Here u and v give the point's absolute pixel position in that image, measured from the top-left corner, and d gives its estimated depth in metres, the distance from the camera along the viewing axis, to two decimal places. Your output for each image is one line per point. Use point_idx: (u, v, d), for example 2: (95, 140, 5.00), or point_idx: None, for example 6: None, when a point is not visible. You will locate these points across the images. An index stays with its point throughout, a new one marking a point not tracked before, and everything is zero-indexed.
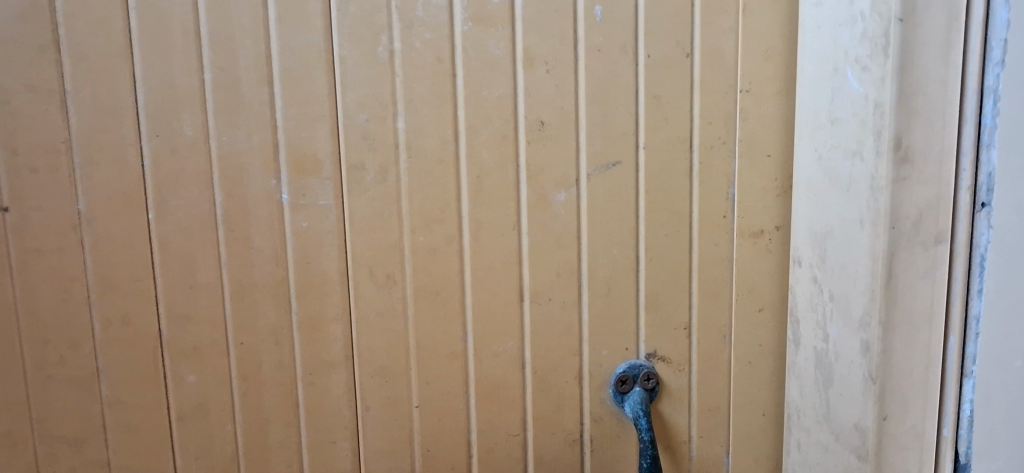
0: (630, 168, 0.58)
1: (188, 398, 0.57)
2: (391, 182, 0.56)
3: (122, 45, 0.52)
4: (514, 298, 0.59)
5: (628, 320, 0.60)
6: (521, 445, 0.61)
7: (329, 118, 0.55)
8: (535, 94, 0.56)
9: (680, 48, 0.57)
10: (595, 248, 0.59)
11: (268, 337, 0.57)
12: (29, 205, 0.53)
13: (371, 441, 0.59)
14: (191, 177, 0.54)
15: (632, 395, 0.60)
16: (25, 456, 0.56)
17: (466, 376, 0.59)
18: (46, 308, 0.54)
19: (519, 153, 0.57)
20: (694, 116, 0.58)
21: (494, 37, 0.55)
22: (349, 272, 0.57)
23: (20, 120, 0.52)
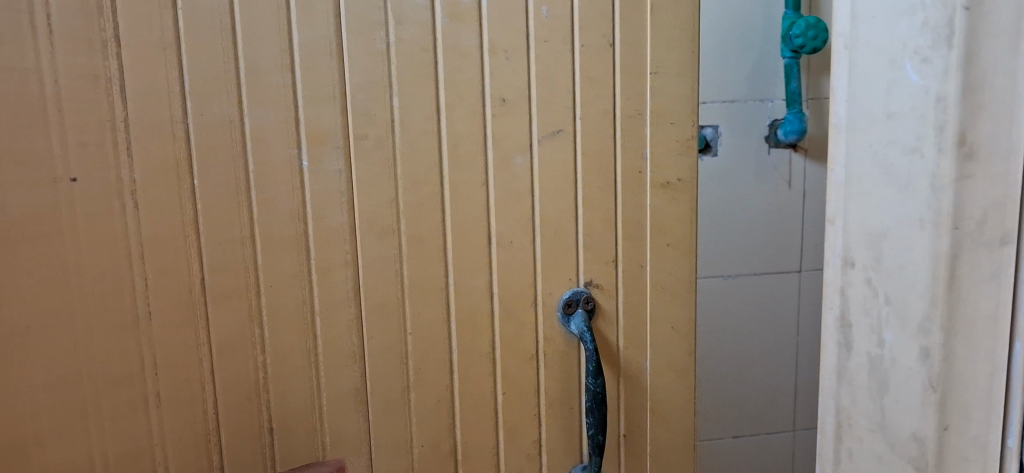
0: (569, 137, 0.64)
1: (220, 335, 0.60)
2: (386, 148, 0.61)
3: (171, 27, 0.56)
4: (483, 259, 0.64)
5: (570, 258, 0.65)
6: (491, 396, 0.66)
7: (340, 98, 0.59)
8: (494, 73, 0.62)
9: (605, 39, 0.63)
10: (546, 204, 0.64)
11: (293, 279, 0.61)
12: (94, 175, 0.55)
13: (380, 386, 0.64)
14: (224, 153, 0.58)
15: (576, 316, 0.65)
16: (73, 404, 0.57)
17: (448, 330, 0.65)
18: (88, 260, 0.56)
19: (486, 125, 0.62)
20: (647, 95, 0.64)
21: (467, 33, 0.61)
22: (359, 235, 0.61)
23: (74, 99, 0.54)
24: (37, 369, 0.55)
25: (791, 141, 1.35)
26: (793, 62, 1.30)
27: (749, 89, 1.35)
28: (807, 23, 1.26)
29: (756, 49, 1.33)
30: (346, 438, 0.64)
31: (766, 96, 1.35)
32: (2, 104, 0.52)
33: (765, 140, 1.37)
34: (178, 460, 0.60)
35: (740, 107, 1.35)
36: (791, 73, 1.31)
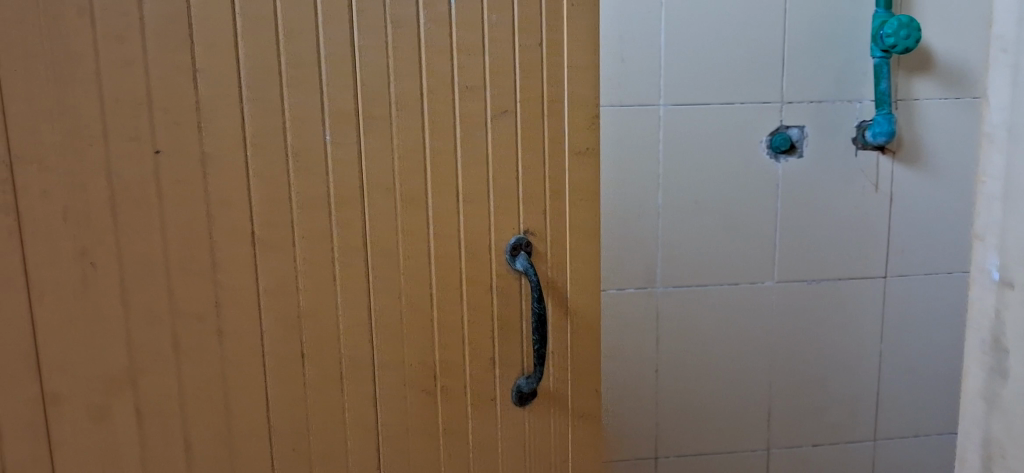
0: (513, 114, 0.68)
1: (268, 279, 0.67)
2: (385, 130, 0.67)
3: (230, 36, 0.63)
4: (453, 219, 0.69)
5: (512, 226, 0.70)
6: (462, 346, 0.72)
7: (354, 87, 0.66)
8: (462, 62, 0.67)
9: (534, 35, 0.68)
10: (500, 178, 0.69)
11: (320, 232, 0.67)
12: (173, 147, 0.63)
13: (383, 318, 0.70)
14: (273, 130, 0.65)
15: (521, 261, 0.70)
16: (164, 334, 0.67)
17: (431, 286, 0.70)
18: (181, 217, 0.65)
19: (454, 107, 0.67)
20: (544, 79, 0.68)
21: (442, 31, 0.66)
22: (365, 190, 0.67)
23: (166, 88, 0.63)
24: (142, 303, 0.66)
25: (878, 143, 1.45)
26: (882, 61, 1.42)
27: (839, 89, 1.46)
28: (898, 23, 1.37)
29: (845, 53, 1.45)
30: (361, 377, 0.71)
31: (855, 97, 1.47)
32: (115, 104, 0.62)
33: (853, 142, 1.49)
34: (237, 383, 0.69)
35: (826, 108, 1.47)
36: (879, 74, 1.42)
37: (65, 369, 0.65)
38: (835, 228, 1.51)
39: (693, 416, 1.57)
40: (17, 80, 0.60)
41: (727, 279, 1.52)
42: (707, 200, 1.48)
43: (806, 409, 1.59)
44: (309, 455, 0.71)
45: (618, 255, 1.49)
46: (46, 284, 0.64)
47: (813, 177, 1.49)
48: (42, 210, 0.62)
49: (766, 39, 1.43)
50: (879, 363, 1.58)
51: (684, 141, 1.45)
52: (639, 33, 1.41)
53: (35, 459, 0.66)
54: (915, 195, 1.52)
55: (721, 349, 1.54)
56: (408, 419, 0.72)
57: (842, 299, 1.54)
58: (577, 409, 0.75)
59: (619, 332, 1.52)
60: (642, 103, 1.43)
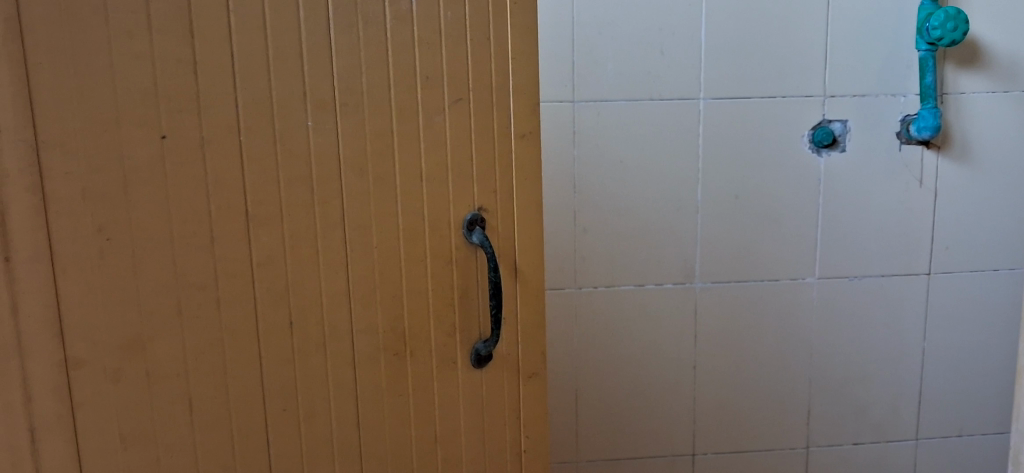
0: (467, 104, 0.79)
1: (260, 252, 0.75)
2: (354, 115, 0.76)
3: (224, 31, 0.71)
4: (416, 195, 0.79)
5: (466, 202, 0.81)
6: (426, 308, 0.82)
7: (329, 78, 0.75)
8: (421, 56, 0.77)
9: (482, 35, 0.79)
10: (457, 160, 0.80)
11: (302, 209, 0.76)
12: (177, 133, 0.71)
13: (358, 285, 0.79)
14: (261, 118, 0.73)
15: (476, 235, 0.81)
16: (170, 301, 0.74)
17: (399, 256, 0.80)
18: (184, 197, 0.72)
19: (415, 96, 0.77)
20: (494, 74, 0.80)
21: (404, 28, 0.76)
22: (341, 171, 0.76)
23: (169, 78, 0.70)
24: (150, 274, 0.73)
25: (923, 137, 1.51)
26: (927, 54, 1.48)
27: (881, 83, 1.54)
28: (946, 15, 1.43)
29: (886, 47, 1.52)
30: (340, 338, 0.80)
31: (898, 91, 1.54)
32: (124, 94, 0.69)
33: (897, 137, 1.56)
34: (235, 348, 0.77)
35: (869, 102, 1.54)
36: (925, 68, 1.49)
37: (87, 337, 0.73)
38: (877, 223, 1.59)
39: (731, 407, 1.66)
40: (44, 71, 0.67)
41: (769, 273, 1.60)
42: (750, 196, 1.55)
43: (846, 400, 1.68)
44: (298, 414, 0.80)
45: (664, 249, 1.57)
46: (67, 257, 0.71)
47: (858, 172, 1.56)
48: (64, 189, 0.69)
49: (810, 35, 1.50)
50: (922, 357, 1.67)
51: (733, 137, 1.53)
52: (683, 30, 1.48)
53: (60, 417, 0.74)
54: (957, 185, 1.59)
55: (762, 341, 1.63)
56: (381, 379, 0.82)
57: (885, 293, 1.63)
58: (525, 369, 0.88)
59: (658, 325, 1.60)
60: (686, 99, 1.51)
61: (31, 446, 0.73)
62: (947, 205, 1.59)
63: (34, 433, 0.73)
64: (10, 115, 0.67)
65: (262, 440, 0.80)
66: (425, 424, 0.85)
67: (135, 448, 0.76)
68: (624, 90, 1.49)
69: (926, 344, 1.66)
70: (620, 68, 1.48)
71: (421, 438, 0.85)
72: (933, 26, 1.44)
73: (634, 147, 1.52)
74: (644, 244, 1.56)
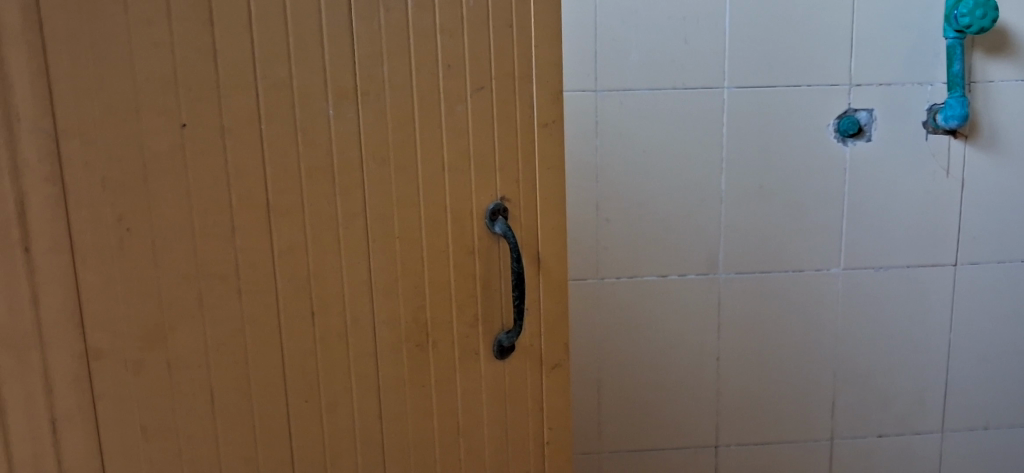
0: (489, 92, 0.78)
1: (281, 241, 0.75)
2: (377, 103, 0.75)
3: (245, 19, 0.70)
4: (439, 185, 0.78)
5: (489, 191, 0.80)
6: (449, 299, 0.81)
7: (351, 65, 0.74)
8: (444, 43, 0.76)
9: (505, 21, 0.77)
10: (479, 149, 0.79)
11: (324, 200, 0.75)
12: (198, 121, 0.70)
13: (381, 276, 0.79)
14: (283, 106, 0.72)
15: (499, 224, 0.80)
16: (191, 292, 0.74)
17: (422, 246, 0.79)
18: (203, 187, 0.72)
19: (438, 84, 0.76)
20: (517, 62, 0.78)
21: (426, 15, 0.75)
22: (363, 160, 0.76)
23: (189, 66, 0.69)
24: (171, 265, 0.73)
25: (951, 126, 1.48)
26: (956, 41, 1.46)
27: (907, 72, 1.51)
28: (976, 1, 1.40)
29: (913, 35, 1.50)
30: (363, 328, 0.79)
31: (925, 79, 1.52)
32: (145, 82, 0.69)
33: (925, 126, 1.53)
34: (255, 339, 0.76)
35: (896, 91, 1.52)
36: (953, 56, 1.46)
37: (107, 327, 0.73)
38: (904, 214, 1.57)
39: (754, 401, 1.64)
40: (64, 59, 0.67)
41: (793, 265, 1.58)
42: (774, 186, 1.53)
43: (872, 394, 1.66)
44: (319, 405, 0.80)
45: (687, 240, 1.55)
46: (87, 247, 0.71)
47: (882, 161, 1.54)
48: (84, 178, 0.69)
49: (836, 22, 1.48)
50: (946, 349, 1.64)
51: (757, 127, 1.51)
52: (707, 19, 1.47)
53: (80, 407, 0.74)
54: (982, 175, 1.56)
55: (786, 334, 1.61)
56: (403, 371, 0.82)
57: (912, 285, 1.60)
58: (549, 361, 0.87)
59: (681, 318, 1.59)
60: (710, 88, 1.49)
61: (53, 437, 0.74)
62: (976, 196, 1.57)
63: (54, 423, 0.74)
64: (30, 105, 0.67)
65: (283, 432, 0.79)
66: (448, 418, 0.84)
67: (157, 439, 0.76)
68: (647, 79, 1.48)
69: (953, 337, 1.64)
70: (645, 56, 1.47)
71: (444, 431, 0.84)
72: (962, 13, 1.42)
73: (657, 136, 1.50)
74: (668, 236, 1.55)
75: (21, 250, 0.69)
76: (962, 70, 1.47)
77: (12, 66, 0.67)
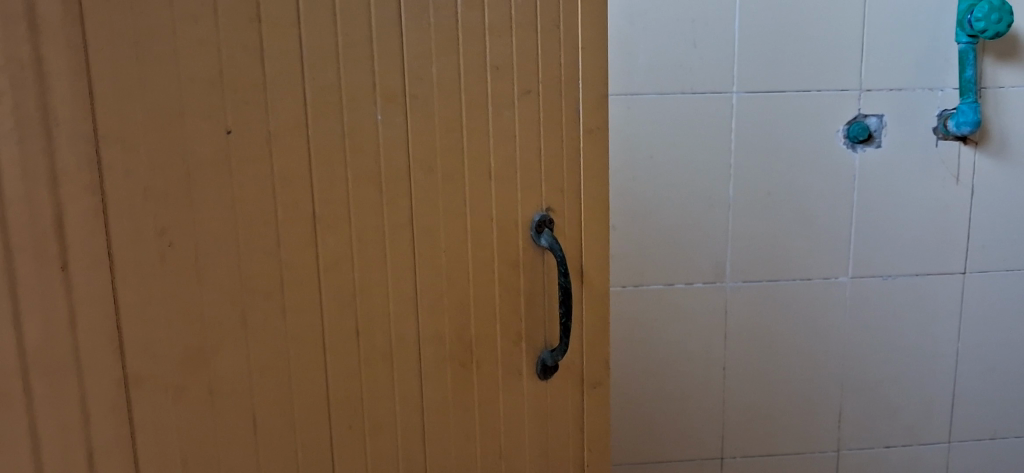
0: (536, 97, 0.76)
1: (326, 254, 0.70)
2: (425, 109, 0.71)
3: (292, 17, 0.65)
4: (486, 195, 0.75)
5: (535, 202, 0.78)
6: (493, 314, 0.78)
7: (400, 68, 0.70)
8: (493, 46, 0.73)
9: (551, 23, 0.75)
10: (525, 158, 0.76)
11: (370, 212, 0.71)
12: (244, 126, 0.65)
13: (425, 292, 0.75)
14: (330, 111, 0.68)
15: (545, 235, 0.78)
16: (233, 313, 0.68)
17: (469, 260, 0.76)
18: (246, 199, 0.66)
19: (486, 89, 0.73)
20: (562, 66, 0.77)
21: (476, 15, 0.71)
22: (411, 171, 0.72)
23: (236, 65, 0.64)
24: (214, 283, 0.66)
25: (962, 133, 1.44)
26: (968, 46, 1.42)
27: (918, 76, 1.47)
28: (989, 6, 1.36)
29: (926, 38, 1.46)
30: (407, 347, 0.75)
31: (935, 84, 1.47)
32: (190, 83, 0.63)
33: (934, 132, 1.49)
34: (298, 363, 0.71)
35: (907, 96, 1.48)
36: (966, 61, 1.43)
37: (145, 352, 0.65)
38: (913, 221, 1.53)
39: (760, 413, 1.60)
40: (105, 54, 0.60)
41: (802, 273, 1.54)
42: (781, 192, 1.49)
43: (879, 406, 1.62)
44: (358, 431, 0.75)
45: (691, 247, 1.51)
46: (127, 263, 0.63)
47: (891, 166, 1.50)
48: (125, 187, 0.62)
49: (846, 26, 1.44)
50: (956, 358, 1.61)
51: (763, 132, 1.46)
52: (717, 19, 1.42)
53: (123, 445, 0.66)
54: (995, 183, 1.52)
55: (792, 343, 1.57)
56: (446, 392, 0.78)
57: (919, 294, 1.57)
58: (590, 379, 0.86)
59: (691, 328, 1.55)
60: (716, 92, 1.45)
61: None
62: (985, 204, 1.53)
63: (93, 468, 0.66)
64: (69, 109, 0.59)
65: (327, 461, 0.74)
66: (491, 441, 0.81)
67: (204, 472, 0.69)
68: (654, 82, 1.43)
69: (962, 346, 1.61)
70: (651, 59, 1.42)
71: (487, 452, 0.81)
72: (975, 19, 1.38)
73: (663, 142, 1.46)
74: (673, 243, 1.51)
75: (60, 268, 0.61)
76: (975, 75, 1.44)
77: (52, 63, 0.58)
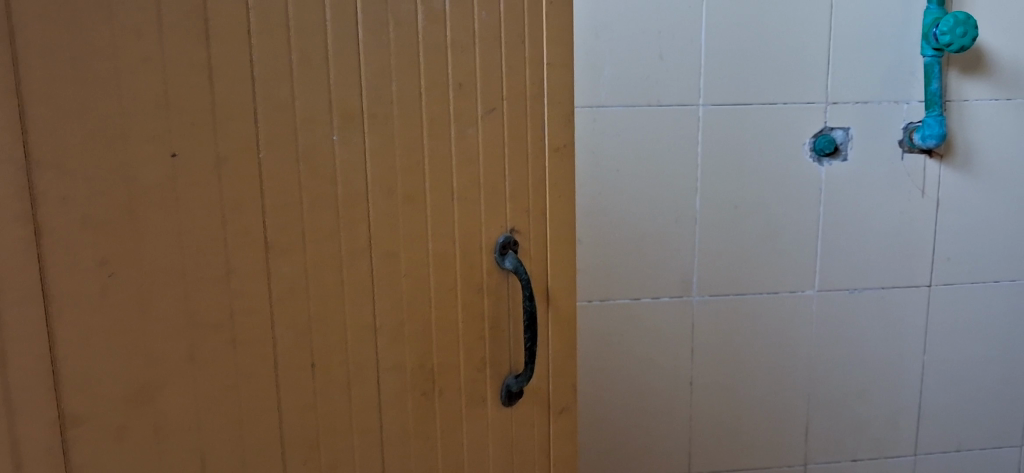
0: (500, 113, 0.73)
1: (281, 282, 0.68)
2: (385, 129, 0.69)
3: (244, 33, 0.63)
4: (450, 218, 0.73)
5: (500, 224, 0.75)
6: (457, 340, 0.76)
7: (358, 86, 0.67)
8: (455, 62, 0.70)
9: (516, 38, 0.73)
10: (489, 178, 0.74)
11: (328, 237, 0.68)
12: (189, 150, 0.62)
13: (385, 320, 0.72)
14: (285, 132, 0.65)
15: (509, 259, 0.75)
16: (181, 345, 0.65)
17: (431, 285, 0.73)
18: (195, 227, 0.63)
19: (449, 107, 0.71)
20: (527, 81, 0.74)
21: (438, 31, 0.69)
22: (370, 194, 0.69)
23: (181, 84, 0.61)
24: (161, 317, 0.64)
25: (927, 146, 1.45)
26: (935, 60, 1.42)
27: (884, 89, 1.47)
28: (955, 20, 1.35)
29: (892, 51, 1.46)
30: (366, 377, 0.73)
31: (903, 97, 1.48)
32: (134, 109, 0.60)
33: (900, 145, 1.49)
34: (251, 394, 0.68)
35: (873, 109, 1.48)
36: (932, 74, 1.43)
37: (87, 392, 0.62)
38: (878, 234, 1.53)
39: (728, 428, 1.59)
40: (41, 78, 0.57)
41: (768, 286, 1.53)
42: (748, 205, 1.48)
43: (847, 419, 1.62)
44: (314, 463, 0.72)
45: (659, 260, 1.49)
46: (66, 298, 0.60)
47: (856, 180, 1.50)
48: (63, 215, 0.59)
49: (813, 39, 1.43)
50: (923, 370, 1.61)
51: (731, 145, 1.45)
52: (686, 32, 1.41)
53: None
54: (960, 195, 1.53)
55: (760, 357, 1.56)
56: (407, 422, 0.75)
57: (885, 307, 1.57)
58: (555, 404, 0.84)
59: (658, 344, 1.53)
60: (682, 104, 1.43)
61: None
62: (951, 218, 1.53)
63: None
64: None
65: None
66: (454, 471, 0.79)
67: None
68: (621, 95, 1.42)
69: (928, 359, 1.60)
70: (618, 72, 1.41)
71: None
72: (940, 32, 1.37)
73: (630, 154, 1.44)
74: (640, 257, 1.49)
75: None
76: (940, 89, 1.44)
77: None
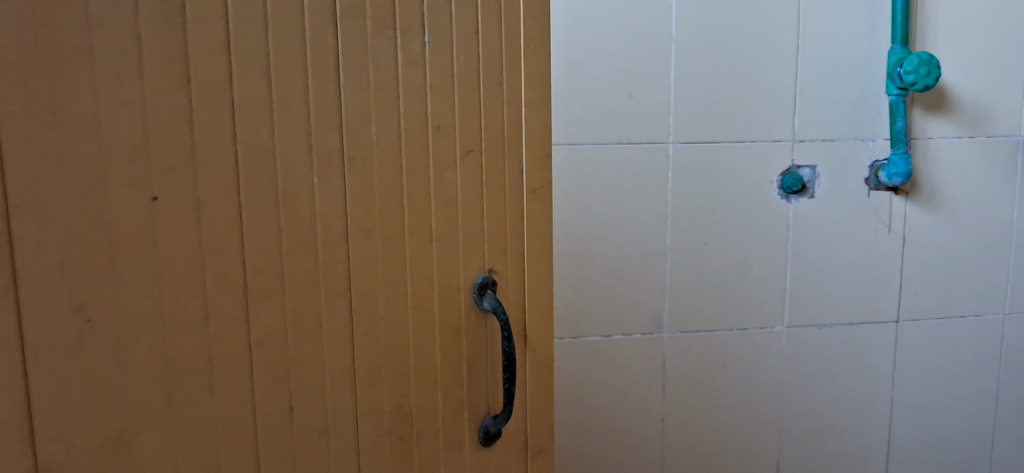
0: (478, 154, 0.73)
1: (259, 326, 0.68)
2: (364, 170, 0.68)
3: (223, 76, 0.63)
4: (428, 259, 0.73)
5: (477, 264, 0.75)
6: (434, 382, 0.75)
7: (337, 128, 0.67)
8: (434, 104, 0.70)
9: (494, 78, 0.73)
10: (467, 219, 0.74)
11: (306, 279, 0.68)
12: (168, 195, 0.63)
13: (362, 361, 0.72)
14: (263, 173, 0.65)
15: (488, 299, 0.75)
16: (158, 390, 0.65)
17: (409, 326, 0.73)
18: (174, 272, 0.64)
19: (427, 148, 0.71)
20: (506, 121, 0.74)
21: (417, 73, 0.69)
22: (348, 236, 0.69)
23: (161, 128, 0.62)
24: (137, 362, 0.64)
25: (895, 183, 1.47)
26: (899, 98, 1.46)
27: (850, 127, 1.50)
28: (920, 59, 1.40)
29: (858, 91, 1.49)
30: (343, 419, 0.72)
31: (867, 135, 1.51)
32: (114, 153, 0.61)
33: (867, 182, 1.52)
34: (228, 439, 0.68)
35: (839, 147, 1.50)
36: (896, 112, 1.46)
37: (61, 439, 0.64)
38: (847, 271, 1.55)
39: (702, 465, 1.59)
40: (17, 126, 0.58)
41: (739, 322, 1.54)
42: (720, 242, 1.50)
43: (818, 455, 1.63)
44: None
45: (630, 297, 1.50)
46: (41, 344, 0.62)
47: (825, 217, 1.52)
48: (39, 262, 0.60)
49: (783, 77, 1.46)
50: (891, 405, 1.62)
51: (700, 182, 1.47)
52: (658, 70, 1.43)
53: None
54: (926, 233, 1.55)
55: (733, 393, 1.57)
56: (384, 466, 0.75)
57: (853, 343, 1.58)
58: (533, 445, 0.83)
59: (632, 381, 1.53)
60: (653, 141, 1.45)
61: None
62: (917, 254, 1.56)
63: None
64: None
65: None
66: None
67: None
68: (595, 133, 1.43)
69: (896, 394, 1.62)
70: (591, 110, 1.42)
71: None
72: (906, 71, 1.41)
73: (601, 193, 1.45)
74: (614, 295, 1.50)
75: None
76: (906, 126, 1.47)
77: None
